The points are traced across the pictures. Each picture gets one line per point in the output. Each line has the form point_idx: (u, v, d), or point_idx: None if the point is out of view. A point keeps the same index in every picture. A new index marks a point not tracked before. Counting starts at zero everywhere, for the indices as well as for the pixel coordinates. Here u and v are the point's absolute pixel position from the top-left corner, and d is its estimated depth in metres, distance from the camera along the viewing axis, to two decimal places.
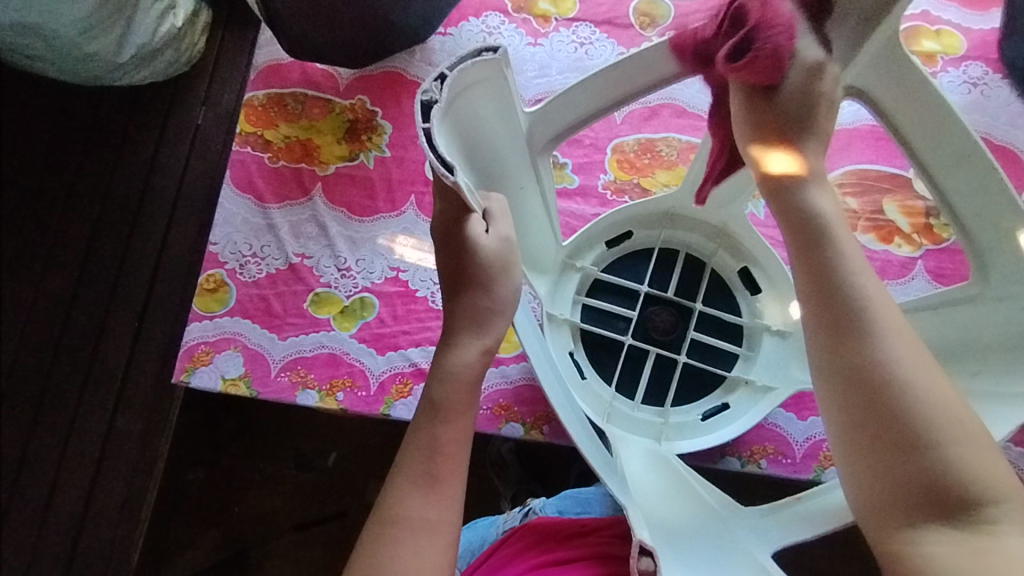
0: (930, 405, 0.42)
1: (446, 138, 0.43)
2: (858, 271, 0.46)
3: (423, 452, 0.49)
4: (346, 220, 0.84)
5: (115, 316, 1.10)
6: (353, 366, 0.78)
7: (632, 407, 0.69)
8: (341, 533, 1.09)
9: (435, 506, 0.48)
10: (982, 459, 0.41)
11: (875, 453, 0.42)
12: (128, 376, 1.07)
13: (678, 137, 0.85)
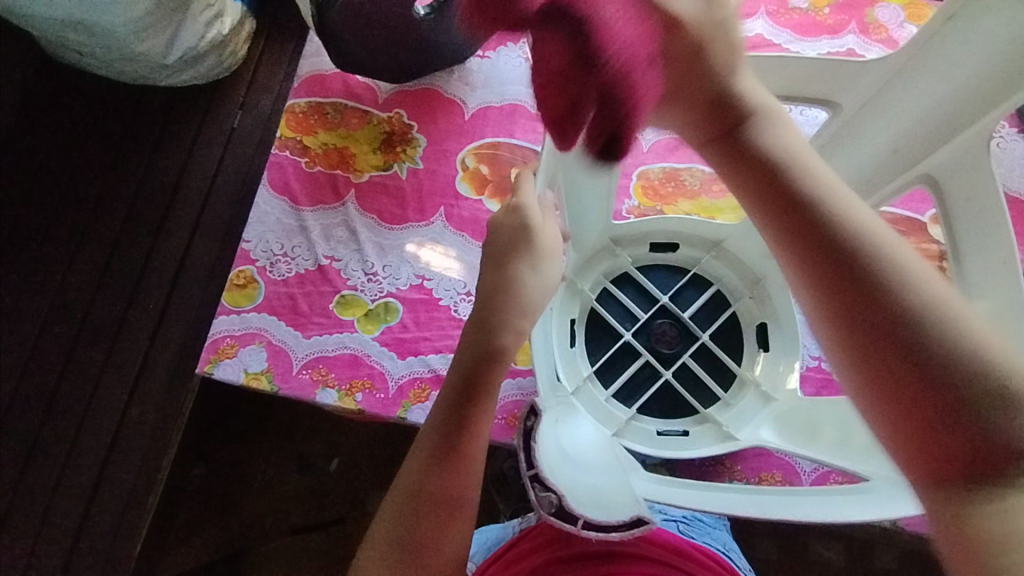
0: (958, 350, 0.39)
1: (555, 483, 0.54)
2: (851, 214, 0.42)
3: (447, 434, 0.52)
4: (376, 227, 0.86)
5: (137, 308, 1.12)
6: (373, 368, 0.80)
7: (661, 424, 0.71)
8: (339, 539, 1.09)
9: (460, 480, 0.51)
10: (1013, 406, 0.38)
11: (904, 399, 0.39)
12: (145, 368, 1.09)
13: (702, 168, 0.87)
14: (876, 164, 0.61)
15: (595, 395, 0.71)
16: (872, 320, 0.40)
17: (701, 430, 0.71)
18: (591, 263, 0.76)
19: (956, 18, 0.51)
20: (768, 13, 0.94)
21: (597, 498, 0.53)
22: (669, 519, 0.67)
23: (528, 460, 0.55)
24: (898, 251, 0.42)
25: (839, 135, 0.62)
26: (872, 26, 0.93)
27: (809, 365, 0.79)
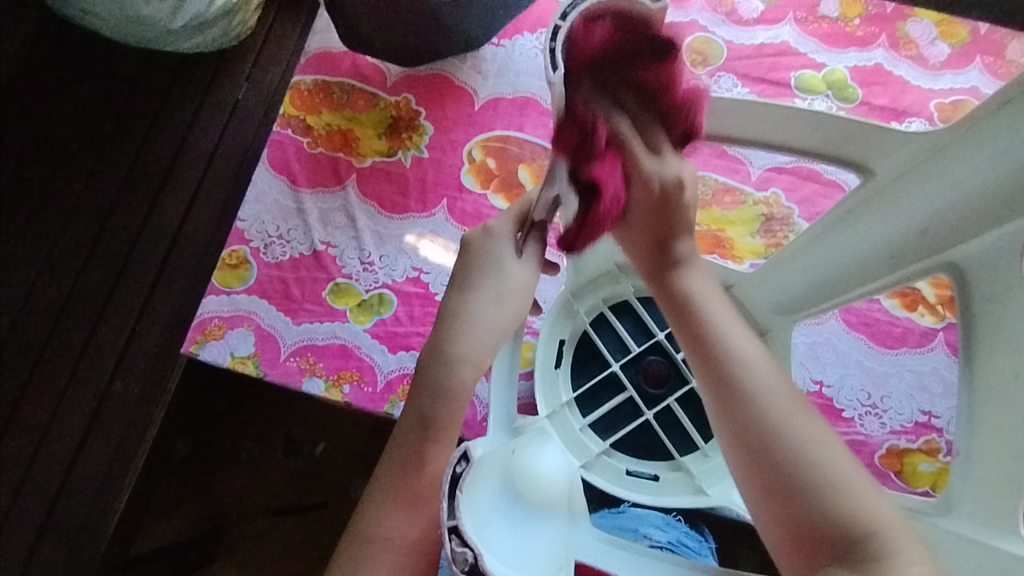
0: (810, 450, 0.43)
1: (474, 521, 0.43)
2: (738, 343, 0.49)
3: (416, 440, 0.49)
4: (376, 215, 0.84)
5: (128, 278, 1.10)
6: (362, 360, 0.77)
7: (632, 463, 0.71)
8: (319, 524, 1.08)
9: (415, 527, 0.48)
10: (868, 500, 0.42)
11: (774, 496, 0.43)
12: (131, 340, 1.07)
13: (715, 176, 0.84)
14: (888, 245, 0.54)
15: (571, 419, 0.72)
16: (742, 424, 0.45)
17: (674, 477, 0.71)
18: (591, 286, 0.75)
19: (1012, 102, 0.42)
20: (796, 19, 0.91)
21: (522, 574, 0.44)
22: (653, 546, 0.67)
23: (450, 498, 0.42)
24: (770, 371, 0.47)
25: (868, 204, 0.55)
26: (902, 40, 0.90)
27: (810, 389, 0.76)
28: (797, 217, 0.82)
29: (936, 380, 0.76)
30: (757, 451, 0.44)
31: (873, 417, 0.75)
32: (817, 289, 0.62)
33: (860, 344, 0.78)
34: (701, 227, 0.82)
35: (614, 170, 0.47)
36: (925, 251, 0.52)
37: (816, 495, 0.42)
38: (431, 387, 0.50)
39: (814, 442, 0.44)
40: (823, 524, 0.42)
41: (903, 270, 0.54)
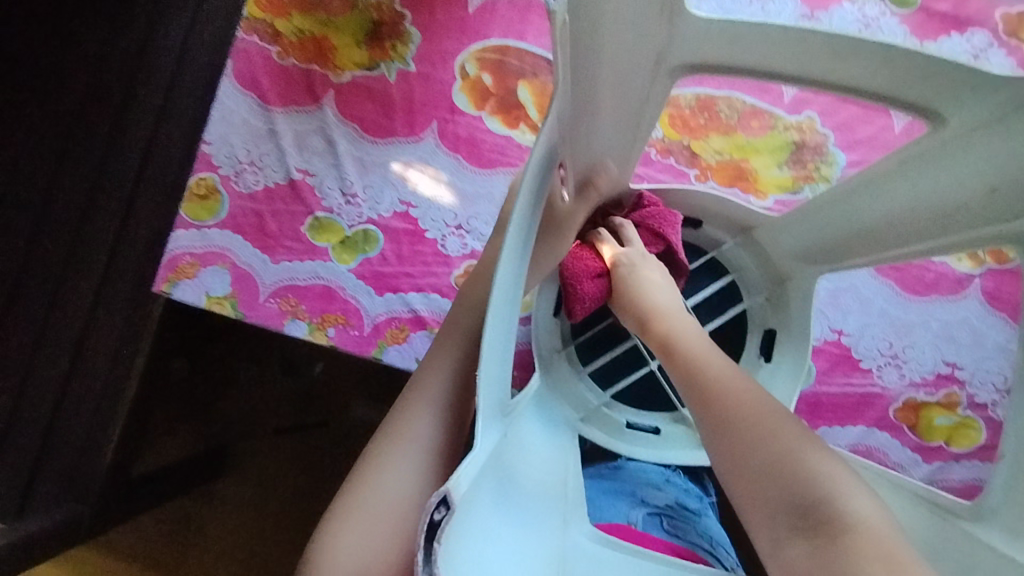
0: (778, 434, 0.47)
1: (455, 550, 0.30)
2: (704, 353, 0.54)
3: (373, 460, 0.51)
4: (357, 138, 0.75)
5: (102, 195, 0.96)
6: (348, 303, 0.71)
7: (632, 415, 0.68)
8: (319, 441, 1.11)
9: (371, 546, 0.47)
10: (841, 481, 0.44)
11: (751, 477, 0.46)
12: (112, 266, 0.94)
13: (742, 97, 0.74)
14: (930, 212, 0.50)
15: (569, 369, 0.68)
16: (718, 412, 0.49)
17: (674, 431, 0.67)
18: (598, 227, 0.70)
19: None
20: None
21: None
22: (651, 512, 0.62)
23: (431, 560, 0.28)
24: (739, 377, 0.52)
25: (927, 157, 0.48)
26: None
27: (827, 338, 0.71)
28: (832, 145, 0.73)
29: (965, 330, 0.71)
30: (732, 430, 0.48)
31: (892, 368, 0.70)
32: (847, 243, 0.59)
33: (887, 290, 0.72)
34: (722, 156, 0.73)
35: (587, 269, 0.64)
36: (983, 219, 0.47)
37: (774, 465, 0.45)
38: (392, 431, 0.52)
39: (780, 426, 0.47)
40: (785, 490, 0.44)
41: (942, 240, 0.51)
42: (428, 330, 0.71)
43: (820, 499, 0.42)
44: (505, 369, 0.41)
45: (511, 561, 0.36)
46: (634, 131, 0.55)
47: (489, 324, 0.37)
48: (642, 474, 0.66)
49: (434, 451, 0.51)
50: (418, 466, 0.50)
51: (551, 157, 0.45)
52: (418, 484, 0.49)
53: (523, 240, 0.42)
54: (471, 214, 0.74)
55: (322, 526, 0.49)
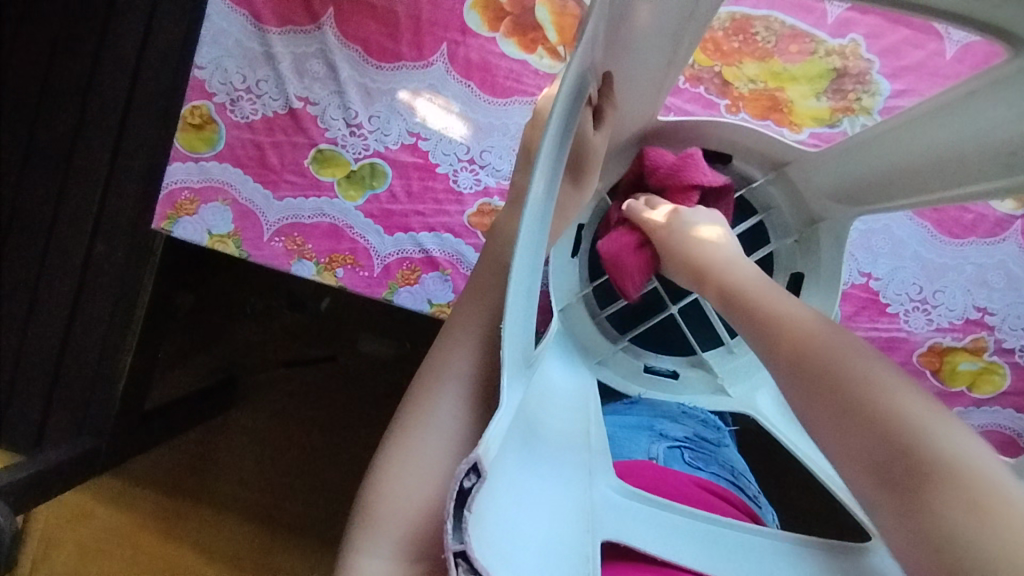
0: (847, 364, 0.41)
1: (488, 517, 0.29)
2: (759, 287, 0.49)
3: (413, 400, 0.46)
4: (361, 63, 0.69)
5: (93, 114, 0.82)
6: (356, 243, 0.68)
7: (651, 358, 0.67)
8: (330, 375, 1.11)
9: (412, 497, 0.42)
10: (930, 415, 0.37)
11: (821, 410, 0.40)
12: (110, 188, 0.82)
13: (783, 17, 0.67)
14: (986, 150, 0.45)
15: (586, 312, 0.66)
16: (775, 347, 0.44)
17: (693, 375, 0.66)
18: (620, 163, 0.67)
19: None
20: None
21: (540, 561, 0.33)
22: (672, 445, 0.59)
23: (462, 527, 0.27)
24: (804, 309, 0.46)
25: (991, 90, 0.44)
26: None
27: (855, 282, 0.68)
28: (876, 72, 0.67)
29: (1000, 274, 0.68)
30: (790, 361, 0.43)
31: (921, 313, 0.68)
32: (892, 181, 0.54)
33: (922, 232, 0.68)
34: (756, 85, 0.67)
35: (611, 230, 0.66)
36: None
37: (842, 397, 0.39)
38: (432, 365, 0.46)
39: (850, 360, 0.41)
40: (857, 428, 0.38)
41: (994, 182, 0.46)
42: (441, 271, 0.68)
43: (901, 449, 0.36)
44: (529, 319, 0.39)
45: (538, 515, 0.35)
46: (670, 55, 0.51)
47: (515, 274, 0.34)
48: (658, 407, 0.64)
49: (480, 382, 0.44)
50: (464, 402, 0.44)
51: (583, 87, 0.42)
52: (466, 419, 0.44)
53: (553, 177, 0.40)
54: (485, 148, 0.69)
55: (372, 470, 0.45)
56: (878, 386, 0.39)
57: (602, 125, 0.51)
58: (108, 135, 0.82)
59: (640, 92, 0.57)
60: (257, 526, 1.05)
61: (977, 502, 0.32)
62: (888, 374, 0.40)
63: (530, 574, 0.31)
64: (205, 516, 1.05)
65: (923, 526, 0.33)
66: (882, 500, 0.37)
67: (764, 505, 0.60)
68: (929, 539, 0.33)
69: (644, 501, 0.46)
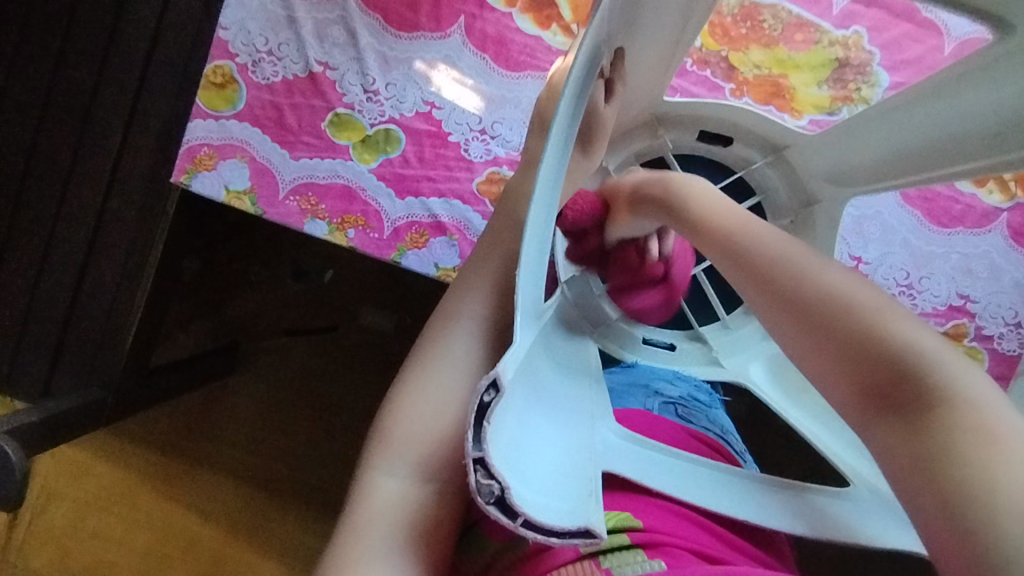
0: (840, 297, 0.42)
1: (502, 436, 0.33)
2: (743, 229, 0.49)
3: (426, 346, 0.51)
4: (381, 32, 0.72)
5: (114, 71, 0.84)
6: (368, 205, 0.70)
7: (648, 331, 0.70)
8: (331, 345, 1.13)
9: (423, 428, 0.48)
10: (920, 337, 0.39)
11: (821, 341, 0.41)
12: (126, 144, 0.84)
13: (789, 7, 0.70)
14: (972, 132, 0.49)
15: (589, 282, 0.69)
16: (768, 284, 0.45)
17: (690, 347, 0.71)
18: (626, 141, 0.70)
19: None
20: None
21: (546, 485, 0.36)
22: (665, 401, 0.61)
23: (481, 437, 0.31)
24: (788, 247, 0.46)
25: (982, 73, 0.47)
26: None
27: (846, 265, 0.71)
28: (876, 64, 0.69)
29: (984, 264, 0.71)
30: (783, 296, 0.44)
31: (906, 298, 0.71)
32: (887, 164, 0.57)
33: (912, 220, 0.71)
34: (760, 71, 0.70)
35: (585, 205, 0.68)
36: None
37: (839, 326, 0.41)
38: (446, 312, 0.52)
39: (850, 292, 0.42)
40: (861, 358, 0.39)
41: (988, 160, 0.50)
42: (448, 237, 0.70)
43: (905, 376, 0.37)
44: (540, 270, 0.42)
45: (541, 449, 0.38)
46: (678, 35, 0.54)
47: (530, 224, 0.37)
48: (654, 371, 0.67)
49: (485, 330, 0.50)
50: (471, 346, 0.50)
51: (598, 56, 0.44)
52: (475, 358, 0.50)
53: (567, 138, 0.42)
54: (497, 119, 0.72)
55: (388, 402, 0.51)
56: (885, 315, 0.40)
57: (612, 98, 0.54)
58: (128, 92, 0.84)
59: (647, 71, 0.59)
60: (254, 488, 1.07)
61: (982, 428, 0.34)
62: (887, 306, 0.41)
63: (536, 488, 0.35)
64: (204, 476, 1.08)
65: (926, 446, 0.35)
66: (882, 424, 0.38)
67: (750, 461, 0.62)
68: (933, 457, 0.35)
69: (640, 444, 0.49)
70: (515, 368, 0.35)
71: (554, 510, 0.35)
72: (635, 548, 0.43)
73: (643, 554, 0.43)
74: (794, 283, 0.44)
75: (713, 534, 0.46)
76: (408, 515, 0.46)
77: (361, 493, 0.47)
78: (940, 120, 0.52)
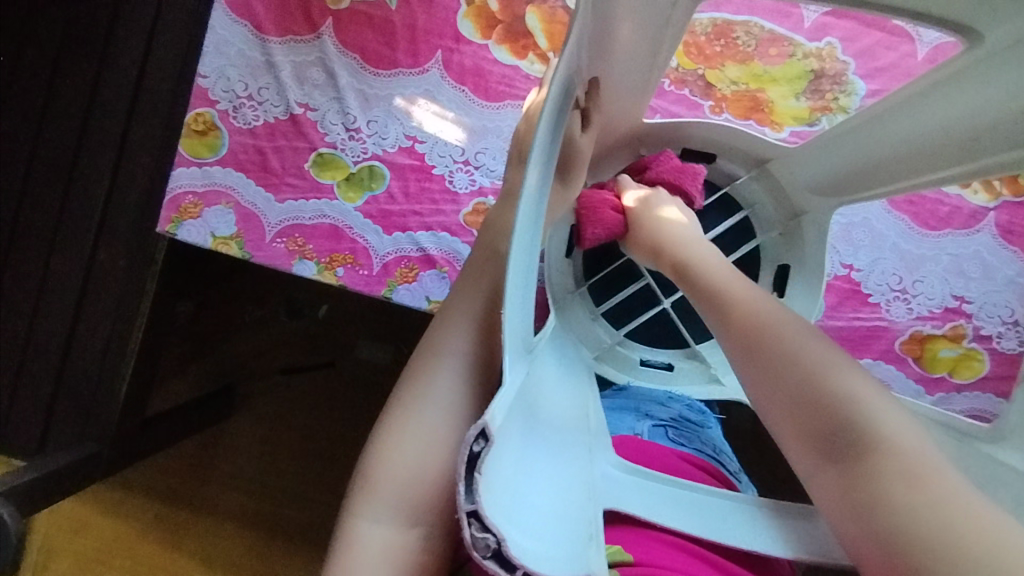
0: (798, 346, 0.47)
1: (496, 485, 0.32)
2: (720, 277, 0.53)
3: (411, 382, 0.51)
4: (359, 71, 0.72)
5: (96, 124, 0.84)
6: (355, 243, 0.70)
7: (645, 353, 0.70)
8: (329, 383, 1.12)
9: (410, 470, 0.47)
10: (864, 387, 0.44)
11: (782, 389, 0.46)
12: (112, 196, 0.84)
13: (762, 22, 0.71)
14: (950, 140, 0.50)
15: (584, 308, 0.69)
16: (736, 332, 0.49)
17: (688, 367, 0.69)
18: (610, 167, 0.70)
19: None
20: None
21: (547, 531, 0.36)
22: (656, 424, 0.61)
23: (473, 489, 0.30)
24: (753, 299, 0.51)
25: (952, 80, 0.48)
26: None
27: (838, 274, 0.71)
28: (852, 73, 0.70)
29: (975, 264, 0.71)
30: (747, 342, 0.49)
31: (901, 302, 0.70)
32: (869, 173, 0.57)
33: (900, 225, 0.71)
34: (738, 86, 0.70)
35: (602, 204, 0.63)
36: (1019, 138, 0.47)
37: (798, 376, 0.46)
38: (431, 347, 0.51)
39: (808, 347, 0.47)
40: (818, 410, 0.44)
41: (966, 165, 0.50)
42: (438, 269, 0.70)
43: (851, 429, 0.43)
44: (526, 306, 0.41)
45: (540, 490, 0.38)
46: (650, 62, 0.55)
47: (513, 262, 0.36)
48: (645, 393, 0.66)
49: (472, 367, 0.50)
50: (457, 384, 0.49)
51: (573, 87, 0.45)
52: (459, 397, 0.49)
53: (545, 171, 0.42)
54: (479, 149, 0.72)
55: (372, 442, 0.49)
56: (835, 369, 0.45)
57: (589, 127, 0.55)
58: (111, 144, 0.84)
59: (625, 96, 0.60)
60: (256, 534, 1.05)
61: (912, 475, 0.39)
62: (834, 357, 0.46)
63: (535, 534, 0.34)
64: (206, 524, 1.05)
65: (866, 494, 0.40)
66: (828, 472, 0.43)
67: (745, 481, 0.61)
68: (871, 506, 0.40)
69: (638, 474, 0.49)
70: (506, 412, 0.34)
71: (554, 557, 0.34)
72: None
73: None
74: (762, 331, 0.48)
75: (707, 561, 0.45)
76: (394, 561, 0.46)
77: (344, 537, 0.46)
78: (915, 129, 0.52)
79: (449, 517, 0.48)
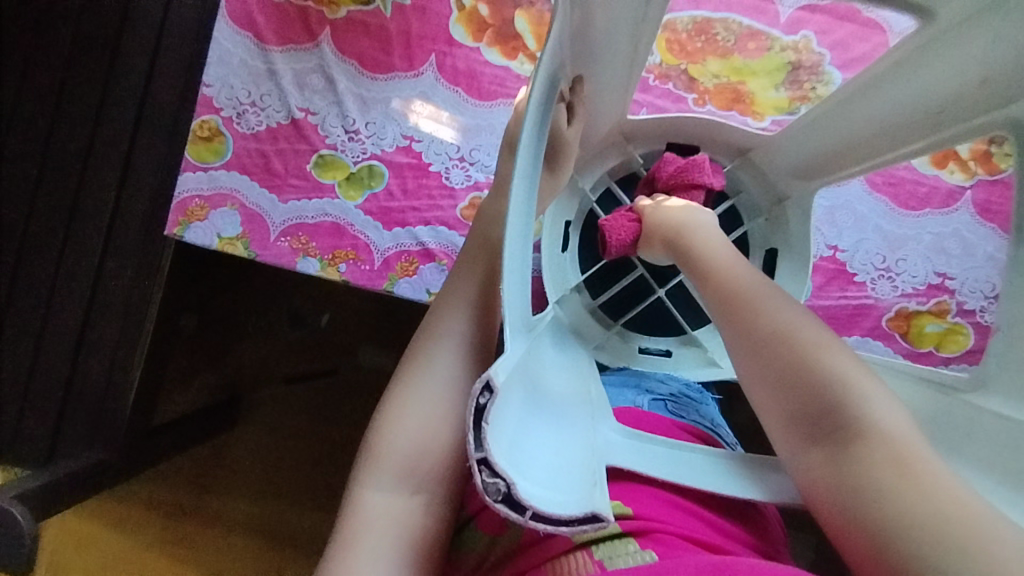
0: (787, 330, 0.49)
1: (502, 434, 0.34)
2: (722, 264, 0.55)
3: (413, 360, 0.53)
4: (357, 76, 0.76)
5: (104, 137, 0.87)
6: (357, 239, 0.73)
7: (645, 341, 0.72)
8: (332, 388, 1.14)
9: (414, 441, 0.49)
10: (848, 369, 0.47)
11: (773, 373, 0.48)
12: (119, 205, 0.87)
13: (739, 19, 0.74)
14: (917, 115, 0.53)
15: (583, 301, 0.71)
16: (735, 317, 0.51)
17: (685, 352, 0.72)
18: (599, 160, 0.73)
19: None
20: None
21: (554, 481, 0.38)
22: (656, 398, 0.63)
23: (481, 436, 0.32)
24: (749, 285, 0.52)
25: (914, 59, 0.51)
26: None
27: (823, 255, 0.73)
28: (827, 64, 0.73)
29: (956, 242, 0.73)
30: (743, 328, 0.50)
31: (886, 281, 0.73)
32: (847, 151, 0.61)
33: (881, 206, 0.74)
34: (719, 80, 0.74)
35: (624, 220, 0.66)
36: (980, 109, 0.50)
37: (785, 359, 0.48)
38: (431, 327, 0.54)
39: (797, 329, 0.49)
40: (807, 394, 0.46)
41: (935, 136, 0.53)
42: (437, 262, 0.73)
43: (836, 411, 0.45)
44: (523, 275, 0.43)
45: (544, 449, 0.40)
46: (631, 55, 0.58)
47: (509, 230, 0.39)
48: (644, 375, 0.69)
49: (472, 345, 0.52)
50: (458, 360, 0.52)
51: (559, 76, 0.48)
52: (460, 372, 0.51)
53: (535, 152, 0.45)
54: (474, 147, 0.75)
55: (376, 418, 0.52)
56: (823, 351, 0.47)
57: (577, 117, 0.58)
58: (118, 156, 0.87)
59: (610, 90, 0.63)
60: (263, 539, 1.06)
61: (899, 461, 0.42)
62: (822, 338, 0.48)
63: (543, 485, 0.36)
64: (213, 531, 1.06)
65: (845, 472, 0.43)
66: (810, 450, 0.46)
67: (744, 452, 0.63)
68: (851, 486, 0.43)
69: (634, 436, 0.51)
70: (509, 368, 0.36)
71: (561, 500, 0.36)
72: (626, 537, 0.44)
73: (634, 543, 0.44)
74: (753, 316, 0.50)
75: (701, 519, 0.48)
76: (402, 527, 0.48)
77: (352, 507, 0.48)
78: (885, 106, 0.55)
79: (454, 488, 0.50)
